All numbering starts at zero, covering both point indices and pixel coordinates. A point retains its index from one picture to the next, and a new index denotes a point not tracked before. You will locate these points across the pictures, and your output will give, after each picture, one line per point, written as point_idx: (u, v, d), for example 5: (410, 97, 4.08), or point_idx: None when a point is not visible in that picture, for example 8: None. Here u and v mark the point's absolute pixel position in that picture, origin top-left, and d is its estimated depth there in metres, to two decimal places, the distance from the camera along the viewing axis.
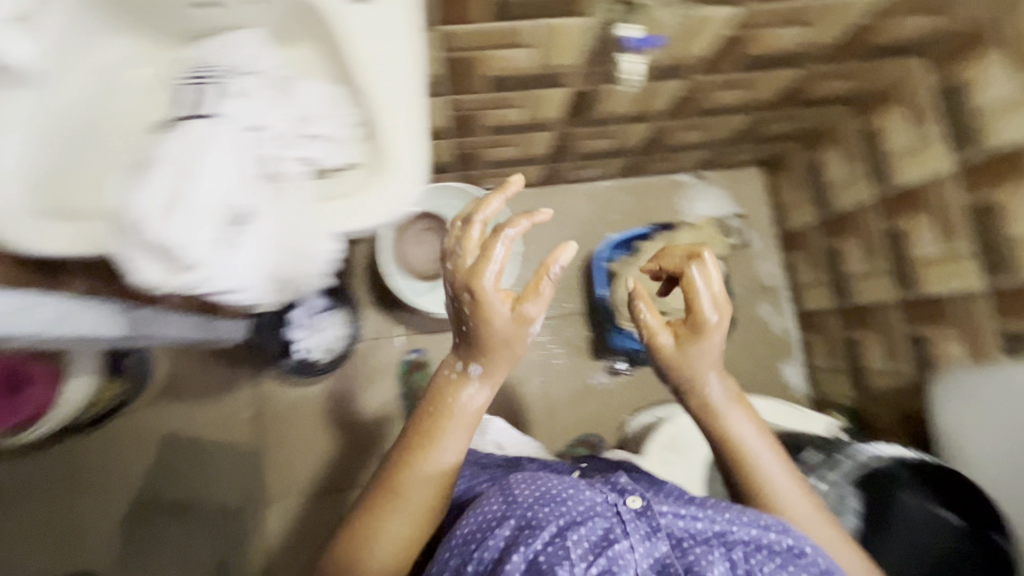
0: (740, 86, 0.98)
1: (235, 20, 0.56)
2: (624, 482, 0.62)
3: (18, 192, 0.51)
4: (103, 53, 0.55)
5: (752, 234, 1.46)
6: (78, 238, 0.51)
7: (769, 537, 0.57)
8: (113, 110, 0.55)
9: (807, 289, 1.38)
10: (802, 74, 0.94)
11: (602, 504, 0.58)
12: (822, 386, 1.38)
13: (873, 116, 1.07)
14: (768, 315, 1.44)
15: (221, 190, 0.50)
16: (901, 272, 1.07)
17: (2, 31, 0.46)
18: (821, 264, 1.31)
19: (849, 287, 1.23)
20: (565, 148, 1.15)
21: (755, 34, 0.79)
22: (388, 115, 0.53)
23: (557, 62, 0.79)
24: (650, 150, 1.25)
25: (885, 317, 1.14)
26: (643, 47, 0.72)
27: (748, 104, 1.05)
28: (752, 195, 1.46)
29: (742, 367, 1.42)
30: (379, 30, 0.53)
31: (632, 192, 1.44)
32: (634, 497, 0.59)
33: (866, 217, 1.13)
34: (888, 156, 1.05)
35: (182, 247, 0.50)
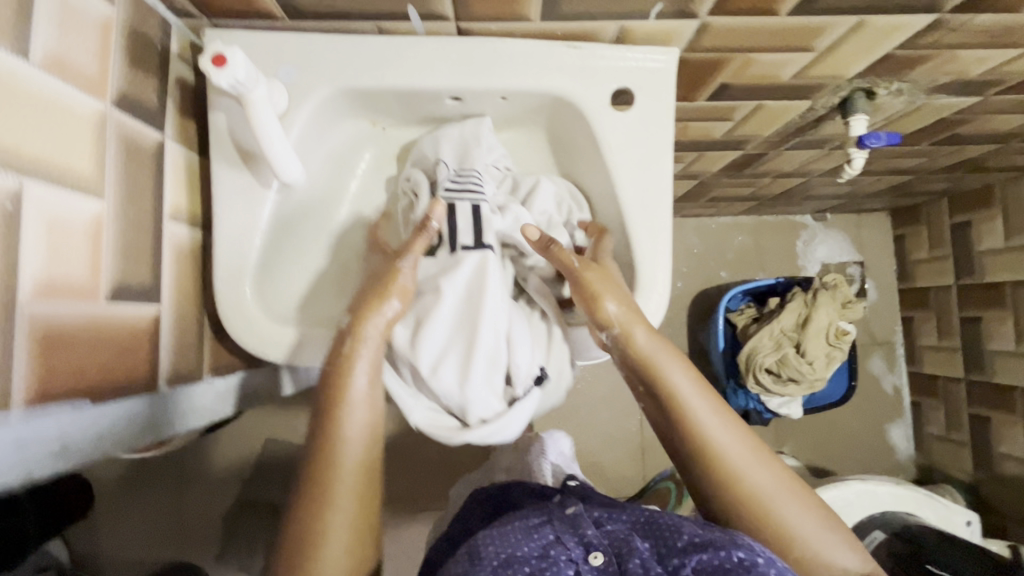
0: (920, 155, 0.90)
1: (469, 112, 0.52)
2: (589, 524, 0.47)
3: (253, 297, 0.47)
4: (334, 139, 0.51)
5: (871, 284, 1.38)
6: (317, 349, 0.47)
7: (730, 554, 0.39)
8: (334, 200, 0.53)
9: (926, 351, 1.30)
10: (997, 147, 0.86)
11: (563, 560, 0.42)
12: (932, 455, 1.30)
13: None
14: (879, 371, 1.36)
15: (501, 326, 0.48)
16: None
17: (279, 140, 0.42)
18: (951, 328, 1.23)
19: (989, 361, 1.15)
20: (701, 193, 1.09)
21: (978, 119, 0.71)
22: (637, 223, 0.50)
23: (751, 133, 0.73)
24: (786, 197, 1.17)
25: None
26: (878, 143, 0.60)
27: (918, 167, 0.97)
28: (874, 242, 1.38)
29: (848, 424, 1.35)
30: (635, 132, 0.49)
31: (747, 231, 1.37)
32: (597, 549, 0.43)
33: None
34: None
35: (470, 400, 0.46)
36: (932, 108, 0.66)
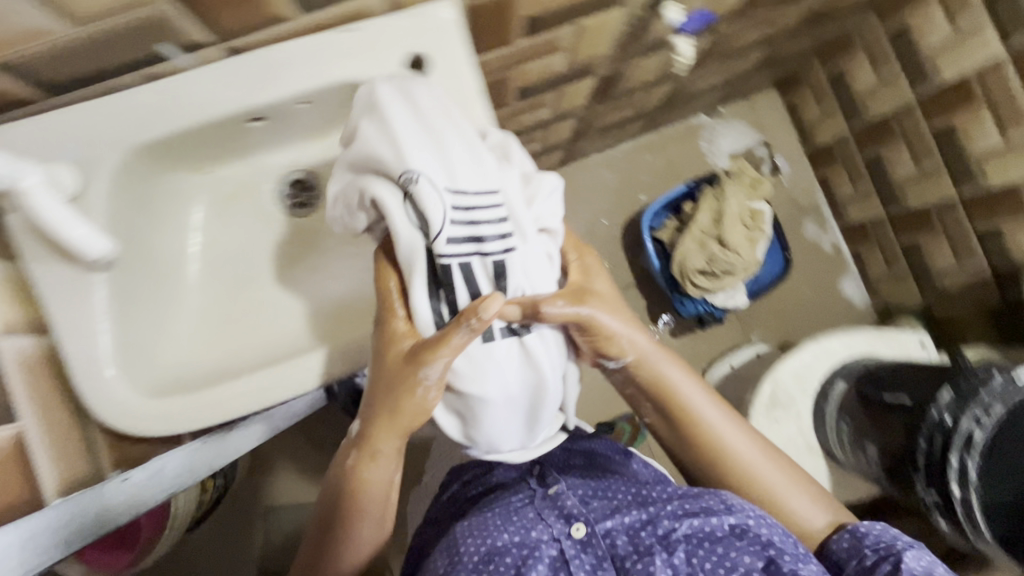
0: (764, 25, 0.92)
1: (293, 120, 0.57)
2: (561, 499, 0.69)
3: (123, 382, 0.51)
4: (153, 192, 0.56)
5: (781, 158, 1.41)
6: (189, 411, 0.51)
7: (709, 523, 0.60)
8: (169, 252, 0.59)
9: (847, 205, 1.35)
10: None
11: (546, 541, 0.65)
12: (884, 295, 1.34)
13: (905, 15, 1.03)
14: (815, 235, 1.40)
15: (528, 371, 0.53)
16: (961, 164, 1.05)
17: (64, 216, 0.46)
18: (859, 175, 1.28)
19: (896, 195, 1.20)
20: (586, 126, 1.08)
21: None
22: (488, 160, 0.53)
23: (586, 55, 0.73)
24: (669, 105, 1.18)
25: (946, 218, 1.11)
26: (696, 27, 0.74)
27: (770, 35, 0.99)
28: (772, 119, 1.41)
29: (801, 291, 1.39)
30: (446, 81, 0.53)
31: (650, 147, 1.38)
32: (578, 526, 0.65)
33: (913, 119, 1.10)
34: (926, 54, 1.03)
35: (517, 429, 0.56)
36: None
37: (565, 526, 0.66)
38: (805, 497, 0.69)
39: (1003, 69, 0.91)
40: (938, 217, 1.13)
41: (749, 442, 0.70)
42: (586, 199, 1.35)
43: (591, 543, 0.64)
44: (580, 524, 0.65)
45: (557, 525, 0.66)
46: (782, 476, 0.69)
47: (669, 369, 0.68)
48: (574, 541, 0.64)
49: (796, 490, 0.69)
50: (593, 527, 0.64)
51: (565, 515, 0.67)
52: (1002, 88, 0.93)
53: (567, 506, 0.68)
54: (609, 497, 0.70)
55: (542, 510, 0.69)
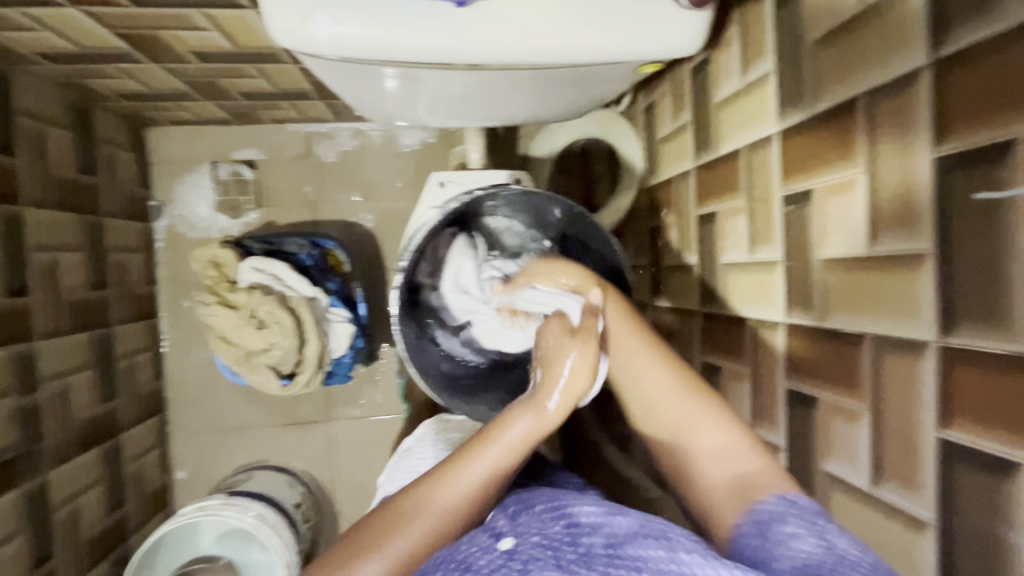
0: (14, 30, 0.76)
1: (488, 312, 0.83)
2: (502, 522, 0.51)
3: None
4: None
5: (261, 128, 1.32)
6: None
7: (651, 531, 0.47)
8: None
9: (261, 105, 1.15)
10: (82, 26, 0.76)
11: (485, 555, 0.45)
12: (497, 136, 1.25)
13: (127, 74, 0.95)
14: (397, 132, 1.31)
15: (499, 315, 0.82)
16: (280, 92, 1.07)
17: None
18: (247, 108, 1.17)
19: (217, 93, 1.07)
20: (104, 249, 1.11)
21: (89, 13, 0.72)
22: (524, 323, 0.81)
23: None
24: (111, 193, 1.13)
25: (243, 89, 1.05)
26: None
27: (69, 67, 0.90)
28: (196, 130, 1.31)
29: None
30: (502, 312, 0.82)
31: (172, 169, 1.28)
32: (506, 537, 0.48)
33: (236, 91, 1.06)
34: (209, 76, 0.98)
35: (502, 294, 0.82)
36: None
37: (493, 542, 0.48)
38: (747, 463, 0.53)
39: (158, 39, 0.82)
40: (254, 93, 1.07)
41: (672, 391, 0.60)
42: (277, 204, 1.29)
43: (522, 552, 0.45)
44: (510, 537, 0.47)
45: (486, 540, 0.48)
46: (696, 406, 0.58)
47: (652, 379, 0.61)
48: (501, 552, 0.46)
49: (711, 461, 0.55)
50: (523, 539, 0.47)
51: (494, 532, 0.49)
52: (236, 73, 0.96)
53: (501, 528, 0.50)
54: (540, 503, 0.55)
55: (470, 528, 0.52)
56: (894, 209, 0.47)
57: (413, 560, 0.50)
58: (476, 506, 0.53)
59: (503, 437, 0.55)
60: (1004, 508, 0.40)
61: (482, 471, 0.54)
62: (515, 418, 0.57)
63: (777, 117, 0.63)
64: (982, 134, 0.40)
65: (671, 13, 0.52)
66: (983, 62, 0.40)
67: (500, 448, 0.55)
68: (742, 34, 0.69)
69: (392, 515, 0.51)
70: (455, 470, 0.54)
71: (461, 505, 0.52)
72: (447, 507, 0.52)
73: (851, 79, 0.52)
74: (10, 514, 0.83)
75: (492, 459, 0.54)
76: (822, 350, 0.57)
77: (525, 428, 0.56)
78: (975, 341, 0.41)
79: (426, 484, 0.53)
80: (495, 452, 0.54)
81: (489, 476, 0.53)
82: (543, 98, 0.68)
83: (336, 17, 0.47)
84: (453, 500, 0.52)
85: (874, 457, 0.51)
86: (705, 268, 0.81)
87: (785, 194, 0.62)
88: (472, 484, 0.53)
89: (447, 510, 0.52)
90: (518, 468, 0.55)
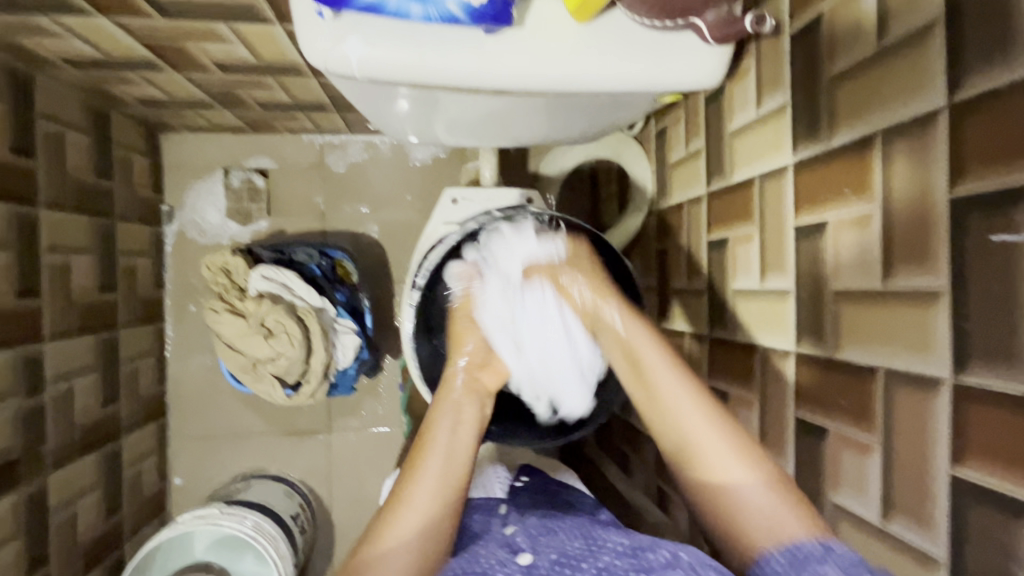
0: (42, 35, 0.77)
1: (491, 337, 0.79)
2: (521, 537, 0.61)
3: None
4: None
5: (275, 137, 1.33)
6: None
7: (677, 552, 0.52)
8: None
9: (278, 116, 1.16)
10: (110, 35, 0.77)
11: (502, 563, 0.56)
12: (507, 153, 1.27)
13: (148, 81, 0.96)
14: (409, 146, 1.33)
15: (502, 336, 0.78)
16: (299, 104, 1.09)
17: None
18: (263, 118, 1.19)
19: (236, 103, 1.08)
20: (114, 251, 1.11)
21: (118, 22, 0.73)
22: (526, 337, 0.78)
23: None
24: (124, 196, 1.14)
25: (262, 101, 1.07)
26: None
27: (92, 72, 0.91)
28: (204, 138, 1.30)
29: None
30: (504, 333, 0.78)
31: (185, 174, 1.29)
32: (525, 553, 0.58)
33: (254, 102, 1.07)
34: (231, 87, 0.99)
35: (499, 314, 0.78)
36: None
37: (511, 556, 0.57)
38: (789, 519, 0.52)
39: (184, 50, 0.84)
40: (272, 105, 1.09)
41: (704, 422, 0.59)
42: (288, 213, 1.30)
43: (538, 565, 0.55)
44: (527, 554, 0.57)
45: (504, 554, 0.58)
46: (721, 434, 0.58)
47: (665, 384, 0.63)
48: (520, 566, 0.55)
49: (732, 462, 0.56)
50: (541, 558, 0.56)
51: (515, 547, 0.59)
52: (257, 85, 0.98)
53: (520, 543, 0.60)
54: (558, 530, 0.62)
55: (495, 545, 0.60)
56: (909, 246, 0.48)
57: (427, 533, 0.57)
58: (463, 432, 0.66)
59: (446, 420, 0.65)
60: (1016, 548, 0.40)
61: (452, 417, 0.66)
62: (453, 378, 0.70)
63: (791, 149, 0.64)
64: (998, 179, 0.41)
65: (693, 46, 0.53)
66: (998, 109, 0.41)
67: (460, 381, 0.70)
68: (758, 66, 0.70)
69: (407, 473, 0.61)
70: (436, 421, 0.66)
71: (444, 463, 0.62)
72: (443, 444, 0.63)
73: (867, 117, 0.53)
74: (8, 516, 0.82)
75: (456, 399, 0.68)
76: (833, 381, 0.57)
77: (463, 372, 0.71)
78: (989, 380, 0.41)
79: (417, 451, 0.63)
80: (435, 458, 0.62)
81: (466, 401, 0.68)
82: (561, 123, 0.69)
83: (369, 40, 0.48)
84: (425, 491, 0.60)
85: (885, 491, 0.51)
86: (715, 293, 0.82)
87: (798, 225, 0.62)
88: (439, 458, 0.62)
89: (440, 461, 0.62)
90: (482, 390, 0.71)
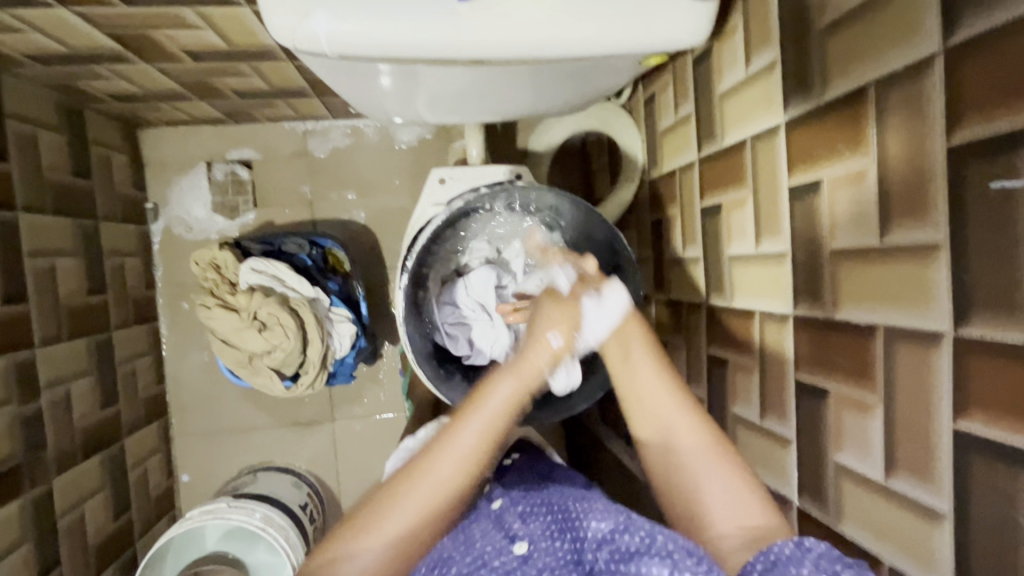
0: (2, 31, 0.74)
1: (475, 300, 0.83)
2: (514, 522, 0.59)
3: None
4: None
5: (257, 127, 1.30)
6: None
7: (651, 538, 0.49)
8: None
9: (256, 104, 1.13)
10: (72, 25, 0.74)
11: (493, 552, 0.53)
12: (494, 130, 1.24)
13: (118, 75, 0.93)
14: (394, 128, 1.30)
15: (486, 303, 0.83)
16: (277, 90, 1.06)
17: None
18: (242, 108, 1.16)
19: (212, 93, 1.05)
20: (101, 253, 1.09)
21: (80, 13, 0.71)
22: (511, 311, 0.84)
23: None
24: (105, 196, 1.12)
25: (240, 90, 1.04)
26: None
27: (58, 67, 0.88)
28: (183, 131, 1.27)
29: None
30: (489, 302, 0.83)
31: (167, 170, 1.26)
32: (520, 542, 0.55)
33: (230, 90, 1.04)
34: (205, 76, 0.96)
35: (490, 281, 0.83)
36: None
37: (508, 543, 0.55)
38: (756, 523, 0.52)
39: (150, 39, 0.81)
40: (250, 92, 1.06)
41: (672, 401, 0.60)
42: (275, 204, 1.28)
43: (536, 557, 0.53)
44: (524, 541, 0.55)
45: (500, 541, 0.55)
46: (672, 403, 0.60)
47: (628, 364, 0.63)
48: (516, 556, 0.53)
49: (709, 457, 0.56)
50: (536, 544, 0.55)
51: (509, 534, 0.56)
52: (231, 72, 0.95)
53: (515, 527, 0.58)
54: (542, 513, 0.59)
55: (488, 530, 0.58)
56: (906, 199, 0.47)
57: (415, 534, 0.53)
58: (464, 474, 0.55)
59: (477, 414, 0.56)
60: (1021, 498, 0.40)
61: (451, 467, 0.54)
62: (489, 394, 0.57)
63: (783, 107, 0.62)
64: (997, 123, 0.39)
65: (675, 3, 0.51)
66: (998, 48, 0.39)
67: (486, 416, 0.56)
68: (745, 23, 0.68)
69: (387, 494, 0.54)
70: (434, 459, 0.54)
71: (425, 508, 0.53)
72: (428, 496, 0.53)
73: (859, 68, 0.51)
74: (13, 523, 0.82)
75: (463, 449, 0.55)
76: (833, 342, 0.56)
77: (482, 424, 0.55)
78: (989, 331, 0.41)
79: (401, 484, 0.54)
80: (452, 461, 0.54)
81: (480, 441, 0.55)
82: (546, 93, 0.67)
83: (336, 15, 0.46)
84: (428, 494, 0.53)
85: (887, 448, 0.50)
86: (710, 261, 0.81)
87: (792, 185, 0.61)
88: (455, 465, 0.54)
89: (425, 499, 0.53)
90: (507, 433, 0.57)
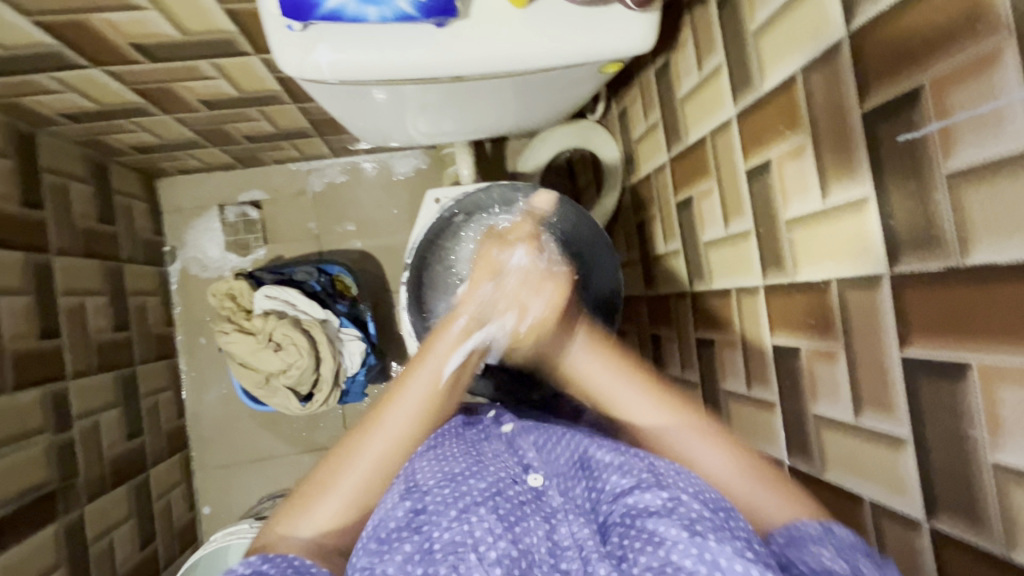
0: (42, 94, 0.84)
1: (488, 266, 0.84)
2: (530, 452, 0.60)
3: None
4: None
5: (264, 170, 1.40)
6: None
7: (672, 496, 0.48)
8: None
9: (263, 147, 1.23)
10: (105, 84, 0.84)
11: (506, 476, 0.55)
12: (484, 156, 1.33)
13: (140, 128, 1.03)
14: (389, 160, 1.40)
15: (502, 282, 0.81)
16: (284, 133, 1.16)
17: None
18: (250, 153, 1.26)
19: (225, 140, 1.16)
20: (124, 293, 1.17)
21: (113, 71, 0.81)
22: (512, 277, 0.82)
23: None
24: (128, 240, 1.20)
25: (250, 135, 1.14)
26: None
27: (88, 124, 0.98)
28: (196, 177, 1.36)
29: None
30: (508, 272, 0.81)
31: (183, 214, 1.36)
32: (537, 474, 0.56)
33: (240, 136, 1.15)
34: (218, 124, 1.07)
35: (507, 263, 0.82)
36: (32, 53, 0.73)
37: (523, 472, 0.57)
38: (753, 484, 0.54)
39: (173, 94, 0.91)
40: (259, 137, 1.16)
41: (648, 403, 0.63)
42: (284, 239, 1.36)
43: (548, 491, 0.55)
44: (540, 475, 0.56)
45: (515, 469, 0.57)
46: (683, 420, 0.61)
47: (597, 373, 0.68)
48: (530, 488, 0.55)
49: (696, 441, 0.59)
50: (556, 479, 0.55)
51: (524, 464, 0.58)
52: (244, 120, 1.06)
53: (530, 456, 0.59)
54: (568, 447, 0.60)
55: (500, 453, 0.59)
56: (838, 161, 0.53)
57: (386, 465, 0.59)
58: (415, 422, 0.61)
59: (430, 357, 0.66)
60: (961, 408, 0.44)
61: (394, 423, 0.61)
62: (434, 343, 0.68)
63: (732, 102, 0.70)
64: (900, 87, 0.46)
65: (622, 19, 0.59)
66: (889, 26, 0.46)
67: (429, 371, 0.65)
68: (693, 36, 0.77)
69: (350, 444, 0.59)
70: (384, 413, 0.61)
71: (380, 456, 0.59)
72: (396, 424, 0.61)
73: (786, 58, 0.59)
74: (49, 547, 0.87)
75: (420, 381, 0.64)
76: (797, 301, 0.62)
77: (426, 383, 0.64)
78: (917, 266, 0.46)
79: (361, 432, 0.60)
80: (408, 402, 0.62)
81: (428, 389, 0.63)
82: (523, 104, 0.75)
83: (336, 47, 0.55)
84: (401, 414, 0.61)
85: (853, 390, 0.55)
86: (689, 250, 0.87)
87: (748, 167, 0.68)
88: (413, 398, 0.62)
89: (397, 424, 0.61)
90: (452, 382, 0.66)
